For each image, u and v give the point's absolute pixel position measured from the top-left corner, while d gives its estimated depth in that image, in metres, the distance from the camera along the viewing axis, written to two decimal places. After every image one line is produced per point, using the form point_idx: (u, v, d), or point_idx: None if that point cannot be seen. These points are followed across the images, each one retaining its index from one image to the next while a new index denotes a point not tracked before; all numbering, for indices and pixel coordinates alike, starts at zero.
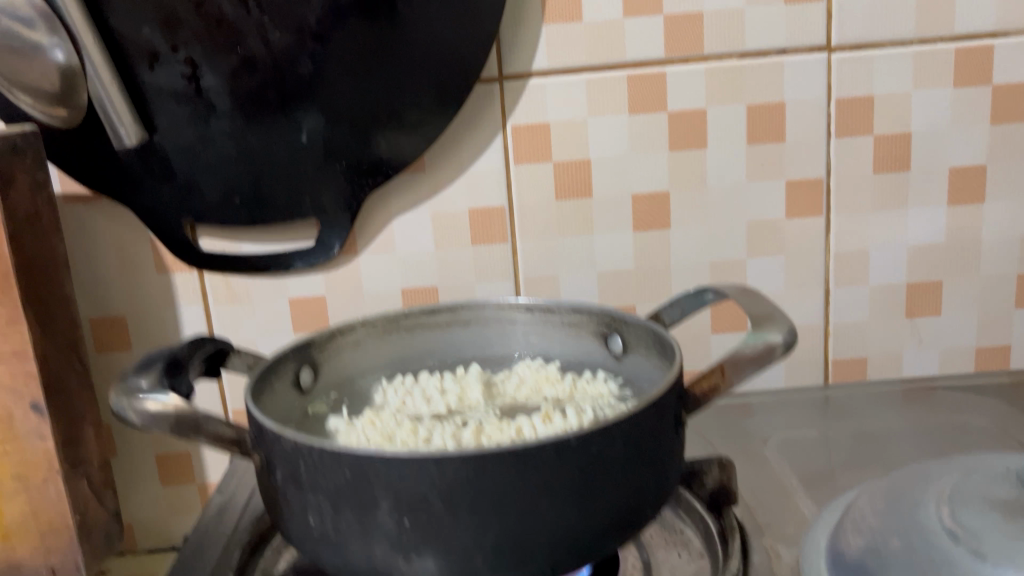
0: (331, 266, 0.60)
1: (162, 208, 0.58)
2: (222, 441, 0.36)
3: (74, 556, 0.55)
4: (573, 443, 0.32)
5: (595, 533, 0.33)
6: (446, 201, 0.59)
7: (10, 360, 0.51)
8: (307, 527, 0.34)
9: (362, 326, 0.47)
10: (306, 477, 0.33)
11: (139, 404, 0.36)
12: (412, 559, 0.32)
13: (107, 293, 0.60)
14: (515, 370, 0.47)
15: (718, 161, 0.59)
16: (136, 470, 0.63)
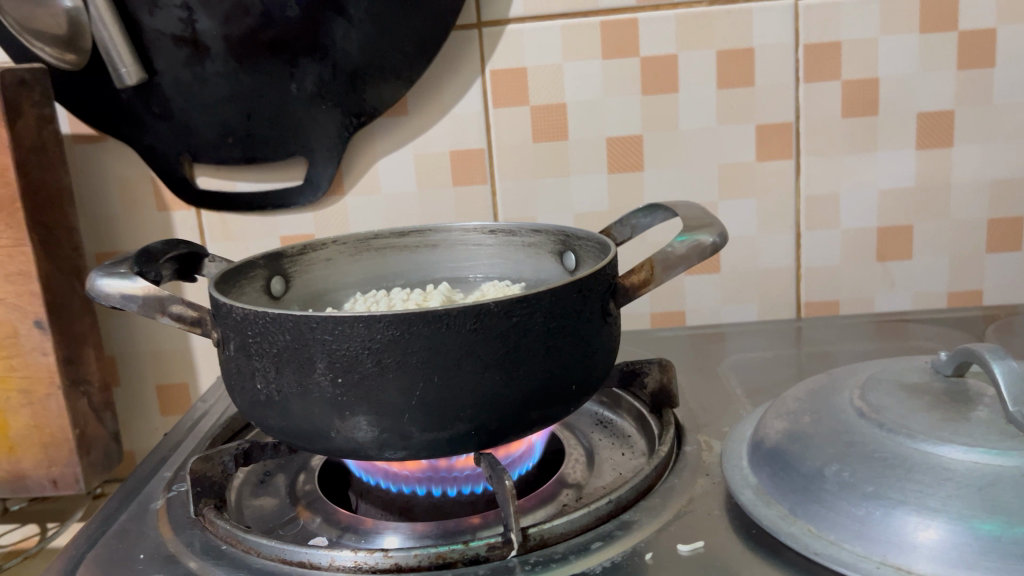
0: (321, 204, 0.64)
1: (162, 147, 0.62)
2: (184, 323, 0.39)
3: (74, 469, 0.59)
4: (493, 309, 0.35)
5: (516, 398, 0.36)
6: (429, 144, 0.63)
7: (17, 280, 0.56)
8: (256, 392, 0.37)
9: (334, 244, 0.51)
10: (253, 344, 0.36)
11: (112, 287, 0.39)
12: (347, 417, 0.35)
13: (111, 228, 0.64)
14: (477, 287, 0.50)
15: (689, 105, 0.62)
16: (137, 401, 0.67)
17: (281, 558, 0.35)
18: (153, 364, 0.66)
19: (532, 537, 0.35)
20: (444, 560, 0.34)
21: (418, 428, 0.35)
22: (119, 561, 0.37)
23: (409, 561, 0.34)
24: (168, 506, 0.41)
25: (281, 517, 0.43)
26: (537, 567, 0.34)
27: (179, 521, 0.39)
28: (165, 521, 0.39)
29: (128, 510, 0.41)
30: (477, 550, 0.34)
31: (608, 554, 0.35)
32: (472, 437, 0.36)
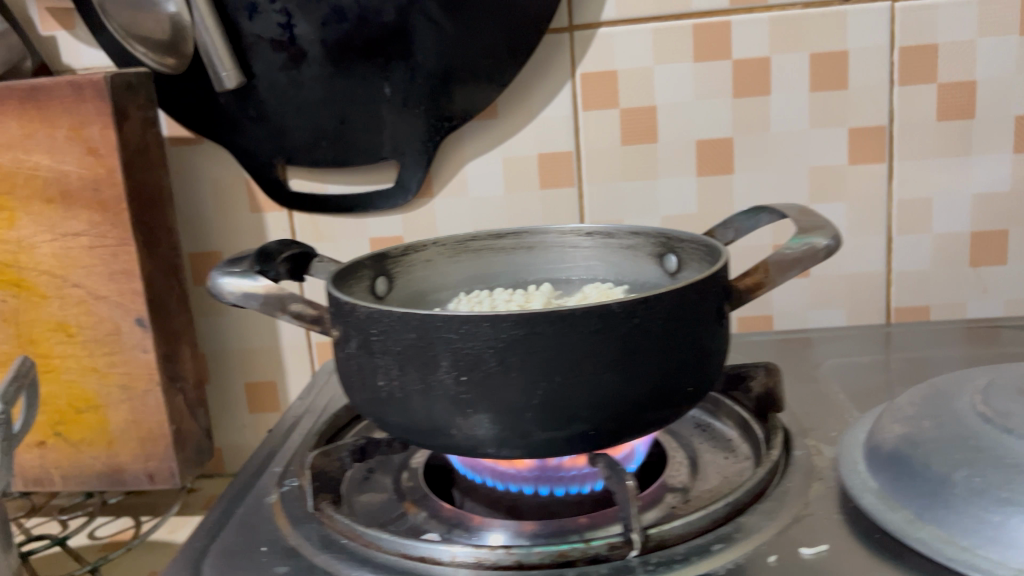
0: (410, 206, 0.65)
1: (256, 149, 0.63)
2: (303, 321, 0.40)
3: (169, 464, 0.60)
4: (616, 310, 0.35)
5: (636, 400, 0.36)
6: (518, 147, 0.63)
7: (121, 278, 0.57)
8: (377, 389, 0.38)
9: (433, 245, 0.51)
10: (376, 342, 0.37)
11: (232, 286, 0.40)
12: (468, 415, 0.36)
13: (205, 229, 0.66)
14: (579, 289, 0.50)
15: (780, 107, 0.61)
16: (225, 399, 0.68)
17: (403, 553, 0.36)
18: (243, 362, 0.68)
19: (652, 538, 0.35)
20: (565, 559, 0.35)
21: (539, 428, 0.36)
22: (242, 553, 0.37)
23: (531, 559, 0.35)
24: (282, 500, 0.42)
25: (390, 513, 0.43)
26: (658, 568, 0.34)
27: (296, 515, 0.40)
28: (281, 515, 0.40)
29: (243, 503, 0.42)
30: (597, 549, 0.35)
31: (730, 556, 0.34)
32: (591, 438, 0.36)
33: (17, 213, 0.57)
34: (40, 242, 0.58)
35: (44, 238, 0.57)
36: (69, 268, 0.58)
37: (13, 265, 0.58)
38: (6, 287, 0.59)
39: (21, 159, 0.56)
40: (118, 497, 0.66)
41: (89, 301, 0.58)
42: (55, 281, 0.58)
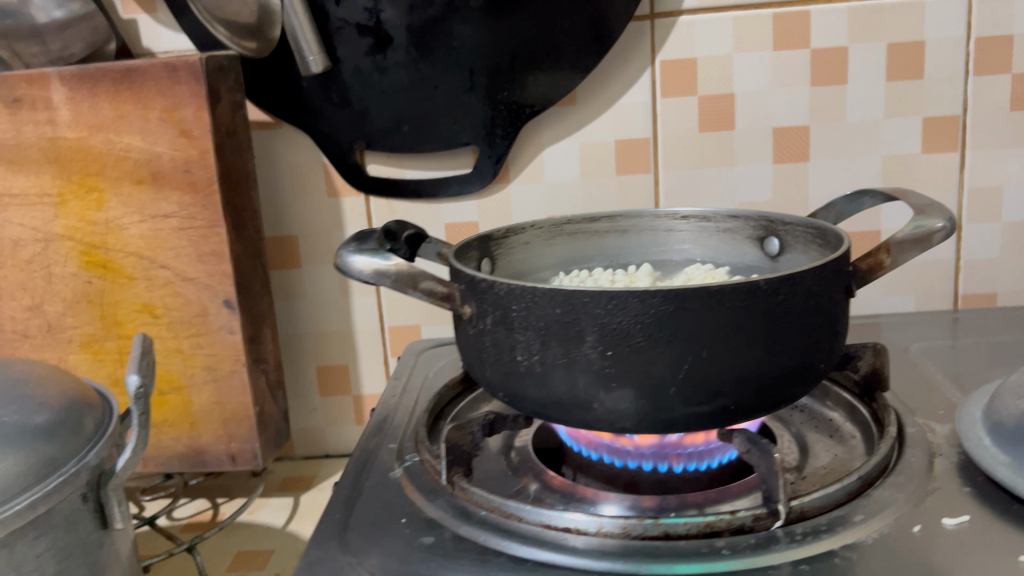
0: (486, 192, 0.65)
1: (337, 134, 0.63)
2: (434, 298, 0.41)
3: (252, 445, 0.60)
4: (762, 286, 0.35)
5: (775, 375, 0.37)
6: (596, 133, 0.64)
7: (210, 260, 0.58)
8: (515, 364, 0.38)
9: (532, 228, 0.52)
10: (516, 318, 0.38)
11: (362, 264, 0.41)
12: (612, 389, 0.36)
13: (281, 213, 0.66)
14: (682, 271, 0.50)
15: (857, 96, 0.62)
16: (299, 382, 0.69)
17: (546, 524, 0.37)
18: (316, 346, 0.68)
19: (794, 510, 0.36)
20: (712, 529, 0.35)
21: (682, 402, 0.36)
22: (383, 524, 0.38)
23: (679, 530, 0.35)
24: (408, 475, 0.42)
25: (509, 487, 0.44)
26: (806, 538, 0.35)
27: (427, 487, 0.41)
28: (413, 490, 0.41)
29: (369, 478, 0.43)
30: (743, 519, 0.35)
31: (874, 527, 0.35)
32: (731, 412, 0.37)
33: (106, 194, 0.58)
34: (129, 223, 0.58)
35: (133, 219, 0.58)
36: (157, 249, 0.58)
37: (100, 246, 0.59)
38: (92, 268, 0.59)
39: (113, 140, 0.57)
40: (198, 478, 0.66)
41: (177, 283, 0.58)
42: (143, 263, 0.59)
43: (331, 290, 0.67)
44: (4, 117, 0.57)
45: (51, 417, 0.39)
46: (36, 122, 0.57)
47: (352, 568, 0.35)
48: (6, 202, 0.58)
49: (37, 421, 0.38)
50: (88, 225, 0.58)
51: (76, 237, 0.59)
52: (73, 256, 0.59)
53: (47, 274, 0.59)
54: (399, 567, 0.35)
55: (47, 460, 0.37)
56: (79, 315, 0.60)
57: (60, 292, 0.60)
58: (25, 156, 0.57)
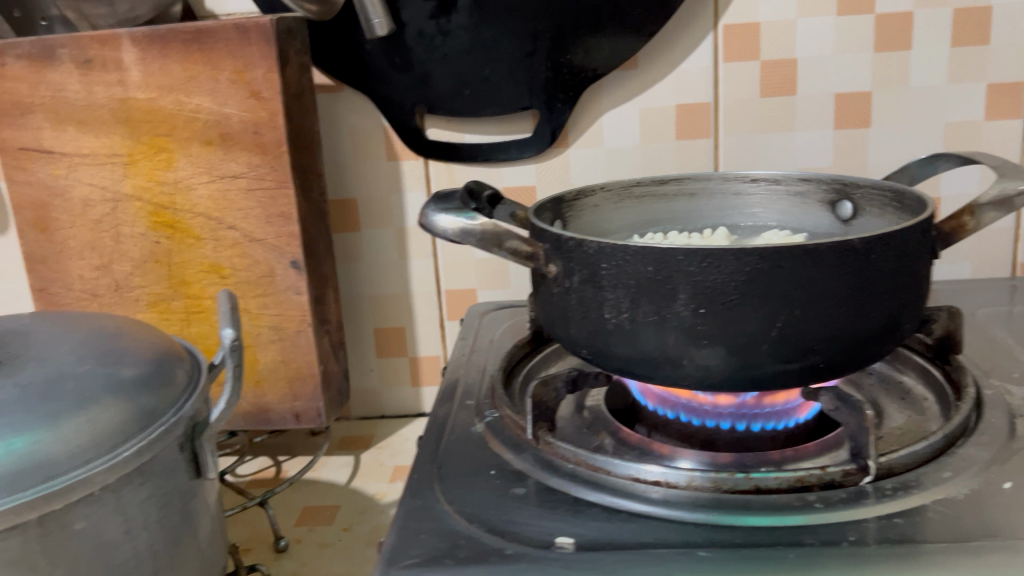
0: (544, 155, 0.65)
1: (399, 98, 0.64)
2: (519, 257, 0.41)
3: (316, 403, 0.62)
4: (857, 246, 0.35)
5: (864, 332, 0.37)
6: (657, 97, 0.63)
7: (277, 221, 0.59)
8: (602, 321, 0.39)
9: (601, 190, 0.52)
10: (605, 276, 0.38)
11: (449, 223, 0.41)
12: (702, 346, 0.37)
13: (343, 177, 0.67)
14: (761, 235, 0.50)
15: (921, 63, 0.62)
16: (358, 344, 0.72)
17: (636, 477, 0.37)
18: (374, 308, 0.70)
19: (882, 466, 0.36)
20: (803, 484, 0.36)
21: (772, 359, 0.37)
22: (472, 475, 0.39)
23: (769, 484, 0.36)
24: (490, 429, 0.43)
25: (587, 443, 0.45)
26: (897, 493, 0.35)
27: (511, 442, 0.42)
28: (495, 444, 0.42)
29: (451, 433, 0.44)
30: (833, 475, 0.36)
31: (964, 483, 0.36)
32: (819, 369, 0.37)
33: (175, 154, 0.59)
34: (197, 184, 0.59)
35: (202, 180, 0.59)
36: (225, 210, 0.59)
37: (168, 206, 0.60)
38: (160, 229, 0.60)
39: (183, 101, 0.57)
40: (262, 436, 0.68)
41: (244, 243, 0.60)
42: (211, 223, 0.60)
43: (390, 254, 0.69)
44: (76, 78, 0.57)
45: (144, 369, 0.40)
46: (107, 83, 0.57)
47: (449, 515, 0.36)
48: (77, 162, 0.60)
49: (132, 373, 0.39)
50: (156, 185, 0.59)
51: (144, 198, 0.60)
52: (142, 217, 0.60)
53: (116, 234, 0.61)
54: (495, 515, 0.36)
55: (145, 410, 0.38)
56: (147, 275, 0.61)
57: (128, 252, 0.61)
58: (95, 117, 0.58)
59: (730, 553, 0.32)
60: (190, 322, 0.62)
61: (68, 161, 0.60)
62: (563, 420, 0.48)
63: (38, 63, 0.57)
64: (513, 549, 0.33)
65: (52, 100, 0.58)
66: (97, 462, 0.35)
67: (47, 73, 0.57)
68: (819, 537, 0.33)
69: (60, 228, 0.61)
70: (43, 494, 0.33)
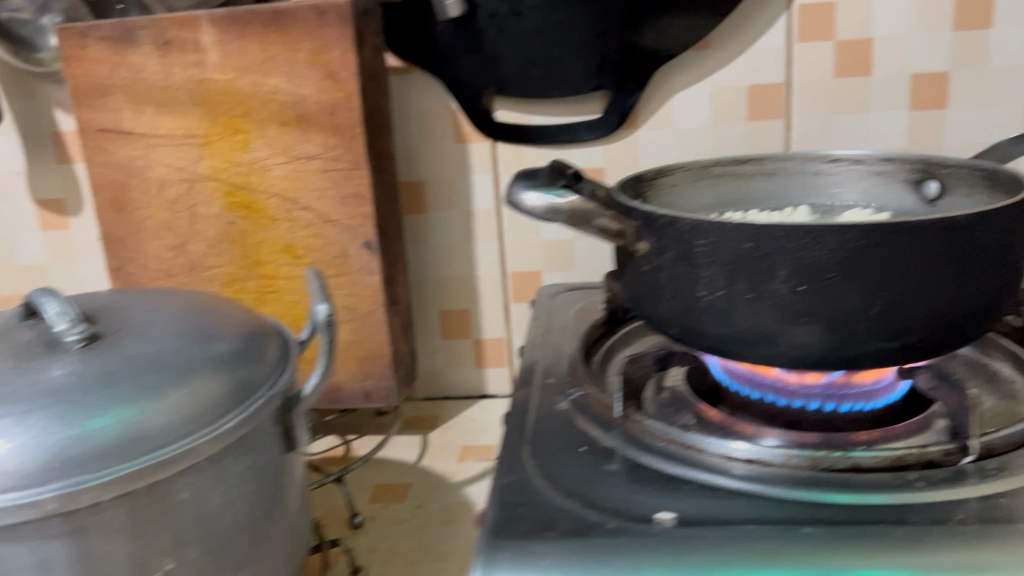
0: (614, 136, 0.65)
1: (468, 80, 0.64)
2: (607, 234, 0.41)
3: (387, 383, 0.63)
4: (961, 223, 0.35)
5: (964, 312, 0.37)
6: (729, 78, 0.63)
7: (351, 202, 0.59)
8: (695, 299, 0.39)
9: (680, 169, 0.51)
10: (701, 253, 0.38)
11: (536, 201, 0.41)
12: (799, 325, 0.36)
13: (411, 158, 0.67)
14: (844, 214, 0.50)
15: (1001, 42, 0.61)
16: (423, 325, 0.72)
17: (728, 455, 0.38)
18: (439, 290, 0.71)
19: (982, 446, 0.36)
20: (901, 463, 0.36)
21: (871, 337, 0.36)
22: (563, 452, 0.39)
23: (867, 462, 0.36)
24: (576, 407, 0.43)
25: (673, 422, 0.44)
26: (999, 473, 0.35)
27: (598, 419, 0.42)
28: (583, 422, 0.42)
29: (536, 412, 0.44)
30: (933, 454, 0.36)
31: None
32: (917, 348, 0.37)
33: (251, 135, 0.59)
34: (273, 164, 0.60)
35: (277, 161, 0.59)
36: (299, 190, 0.60)
37: (244, 186, 0.60)
38: (235, 209, 0.61)
39: (260, 82, 0.58)
40: (331, 415, 0.69)
41: (319, 224, 0.60)
42: (285, 204, 0.60)
43: (457, 236, 0.69)
44: (155, 59, 0.58)
45: (237, 344, 0.41)
46: (185, 64, 0.58)
47: (545, 490, 0.36)
48: (154, 143, 0.60)
49: (227, 348, 0.40)
50: (232, 165, 0.60)
51: (220, 178, 0.61)
52: (218, 197, 0.61)
53: (191, 214, 0.62)
54: (591, 490, 0.36)
55: (242, 384, 0.39)
56: (222, 255, 0.62)
57: (203, 232, 0.62)
58: (173, 98, 0.59)
59: (834, 530, 0.32)
60: (263, 302, 0.63)
61: (145, 142, 0.60)
62: (650, 401, 0.47)
63: (118, 45, 0.58)
64: (615, 523, 0.33)
65: (131, 82, 0.59)
66: (200, 433, 0.36)
67: (126, 55, 0.58)
68: (924, 515, 0.33)
69: (137, 208, 0.62)
70: (152, 464, 0.34)
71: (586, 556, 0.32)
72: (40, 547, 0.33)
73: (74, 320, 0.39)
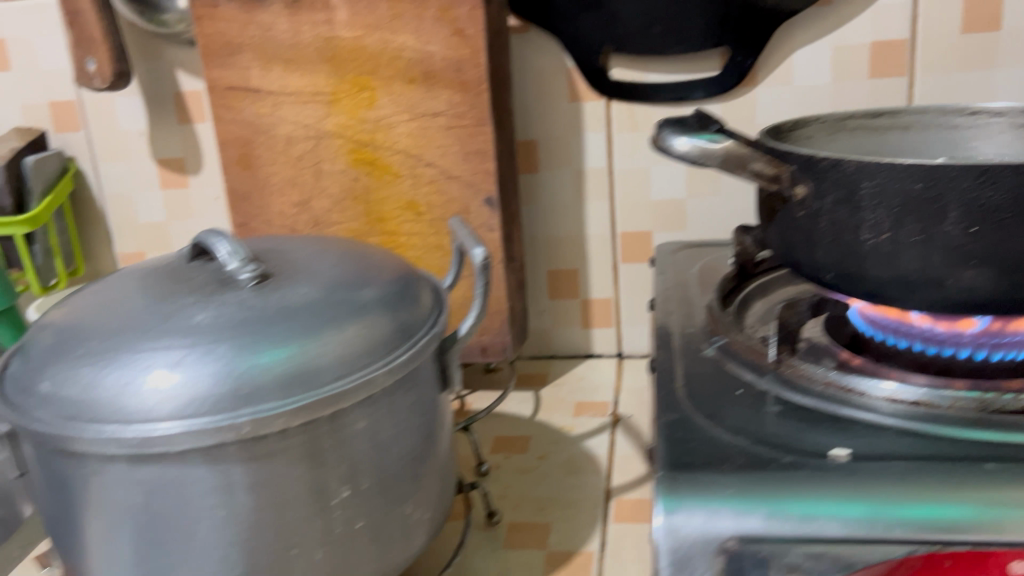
0: (731, 95, 0.65)
1: (586, 38, 0.64)
2: (762, 179, 0.41)
3: (503, 338, 0.64)
4: None
5: None
6: (851, 34, 0.62)
7: (474, 158, 0.60)
8: (858, 242, 0.39)
9: (816, 122, 0.51)
10: (866, 195, 0.38)
11: (687, 146, 0.42)
12: (970, 267, 0.36)
13: (526, 118, 0.68)
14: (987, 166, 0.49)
15: None
16: (532, 285, 0.73)
17: (892, 397, 0.38)
18: (549, 250, 0.71)
19: None
20: None
21: None
22: (720, 394, 0.40)
23: None
24: (724, 354, 0.44)
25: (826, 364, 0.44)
26: None
27: (750, 364, 0.42)
28: (734, 367, 0.42)
29: (683, 358, 0.44)
30: None
31: None
32: None
33: (377, 93, 0.60)
34: (398, 121, 0.61)
35: (403, 118, 0.61)
36: (423, 147, 0.61)
37: (369, 143, 0.62)
38: (361, 165, 0.62)
39: (387, 40, 0.59)
40: None
41: (441, 180, 0.61)
42: (409, 160, 0.61)
43: (569, 196, 0.69)
44: (285, 18, 0.60)
45: (396, 285, 0.42)
46: (314, 22, 0.59)
47: (711, 428, 0.37)
48: (282, 100, 0.62)
49: (387, 287, 0.41)
50: (359, 123, 0.61)
51: (346, 135, 0.62)
52: (343, 154, 0.62)
53: (316, 170, 0.63)
54: (757, 428, 0.37)
55: (405, 323, 0.40)
56: (345, 212, 0.64)
57: (328, 188, 0.63)
58: (301, 56, 0.60)
59: (1018, 467, 0.32)
60: None
61: (273, 99, 0.62)
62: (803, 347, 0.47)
63: (250, 3, 0.60)
64: (790, 457, 0.34)
65: (260, 40, 0.61)
66: (375, 366, 0.37)
67: (258, 14, 0.60)
68: None
69: (263, 165, 0.64)
70: (334, 394, 0.35)
71: (767, 487, 0.32)
72: (226, 471, 0.35)
73: (244, 260, 0.40)
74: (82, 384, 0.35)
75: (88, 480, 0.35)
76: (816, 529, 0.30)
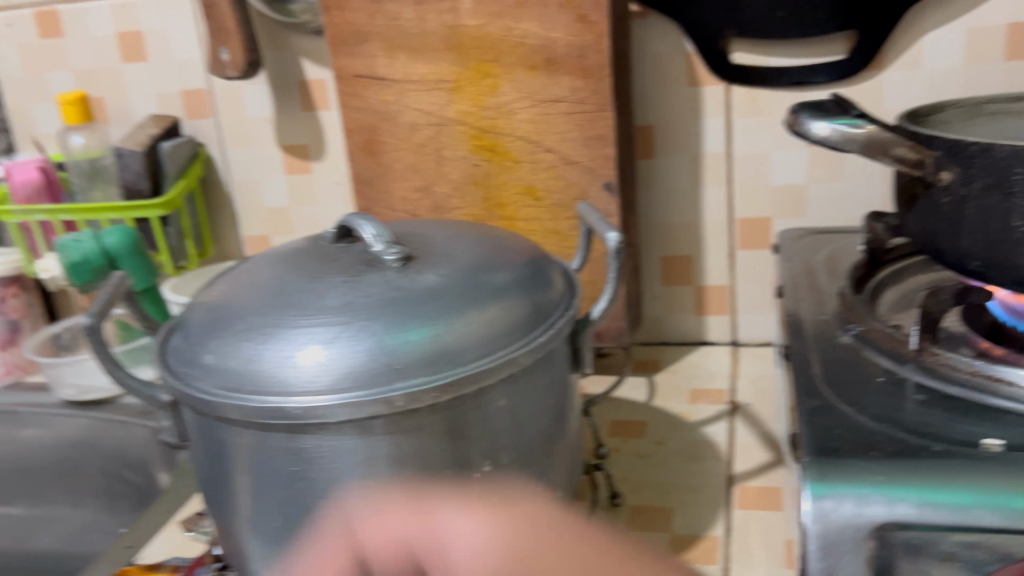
0: (857, 79, 0.64)
1: (708, 22, 0.64)
2: (905, 164, 0.41)
3: (619, 324, 0.64)
4: None
5: None
6: (987, 15, 0.60)
7: (594, 144, 0.60)
8: (1008, 230, 0.38)
9: (952, 107, 0.51)
10: (1019, 181, 0.37)
11: (827, 132, 0.41)
12: None
13: (643, 104, 0.68)
14: None
15: None
16: (646, 270, 0.73)
17: None
18: (664, 236, 0.71)
19: None
20: None
21: None
22: (859, 382, 0.40)
23: None
24: (861, 342, 0.43)
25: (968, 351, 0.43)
26: None
27: (889, 352, 0.42)
28: (873, 356, 0.42)
29: (817, 346, 0.44)
30: None
31: None
32: None
33: (500, 80, 0.61)
34: (519, 108, 0.62)
35: (524, 104, 0.61)
36: (544, 133, 0.61)
37: (490, 130, 0.63)
38: (481, 151, 0.64)
39: (511, 27, 0.60)
40: None
41: (561, 166, 0.62)
42: (529, 146, 0.62)
43: (685, 182, 0.69)
44: (412, 7, 0.61)
45: (529, 266, 0.43)
46: (439, 11, 0.61)
47: (853, 416, 0.36)
48: (407, 88, 0.63)
49: (521, 269, 0.42)
50: (481, 109, 0.62)
51: (467, 122, 0.63)
52: (464, 140, 0.64)
53: (439, 156, 0.65)
54: (902, 417, 0.36)
55: (541, 304, 0.41)
56: (466, 197, 0.65)
57: (449, 174, 0.65)
58: (426, 44, 0.62)
59: None
60: None
61: (398, 87, 0.64)
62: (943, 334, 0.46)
63: None
64: (940, 446, 0.34)
65: (387, 29, 0.62)
66: (517, 345, 0.38)
67: (385, 3, 0.61)
68: None
69: (387, 151, 0.65)
70: (481, 371, 0.37)
71: (919, 475, 0.32)
72: (375, 444, 0.36)
73: (388, 242, 0.41)
74: (244, 357, 0.37)
75: (248, 448, 0.37)
76: (973, 519, 0.30)
